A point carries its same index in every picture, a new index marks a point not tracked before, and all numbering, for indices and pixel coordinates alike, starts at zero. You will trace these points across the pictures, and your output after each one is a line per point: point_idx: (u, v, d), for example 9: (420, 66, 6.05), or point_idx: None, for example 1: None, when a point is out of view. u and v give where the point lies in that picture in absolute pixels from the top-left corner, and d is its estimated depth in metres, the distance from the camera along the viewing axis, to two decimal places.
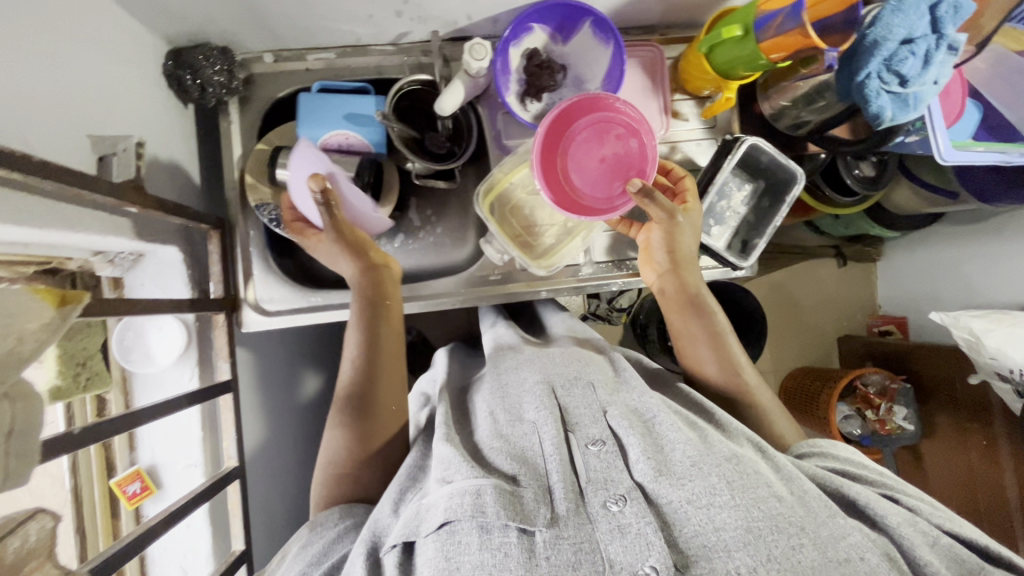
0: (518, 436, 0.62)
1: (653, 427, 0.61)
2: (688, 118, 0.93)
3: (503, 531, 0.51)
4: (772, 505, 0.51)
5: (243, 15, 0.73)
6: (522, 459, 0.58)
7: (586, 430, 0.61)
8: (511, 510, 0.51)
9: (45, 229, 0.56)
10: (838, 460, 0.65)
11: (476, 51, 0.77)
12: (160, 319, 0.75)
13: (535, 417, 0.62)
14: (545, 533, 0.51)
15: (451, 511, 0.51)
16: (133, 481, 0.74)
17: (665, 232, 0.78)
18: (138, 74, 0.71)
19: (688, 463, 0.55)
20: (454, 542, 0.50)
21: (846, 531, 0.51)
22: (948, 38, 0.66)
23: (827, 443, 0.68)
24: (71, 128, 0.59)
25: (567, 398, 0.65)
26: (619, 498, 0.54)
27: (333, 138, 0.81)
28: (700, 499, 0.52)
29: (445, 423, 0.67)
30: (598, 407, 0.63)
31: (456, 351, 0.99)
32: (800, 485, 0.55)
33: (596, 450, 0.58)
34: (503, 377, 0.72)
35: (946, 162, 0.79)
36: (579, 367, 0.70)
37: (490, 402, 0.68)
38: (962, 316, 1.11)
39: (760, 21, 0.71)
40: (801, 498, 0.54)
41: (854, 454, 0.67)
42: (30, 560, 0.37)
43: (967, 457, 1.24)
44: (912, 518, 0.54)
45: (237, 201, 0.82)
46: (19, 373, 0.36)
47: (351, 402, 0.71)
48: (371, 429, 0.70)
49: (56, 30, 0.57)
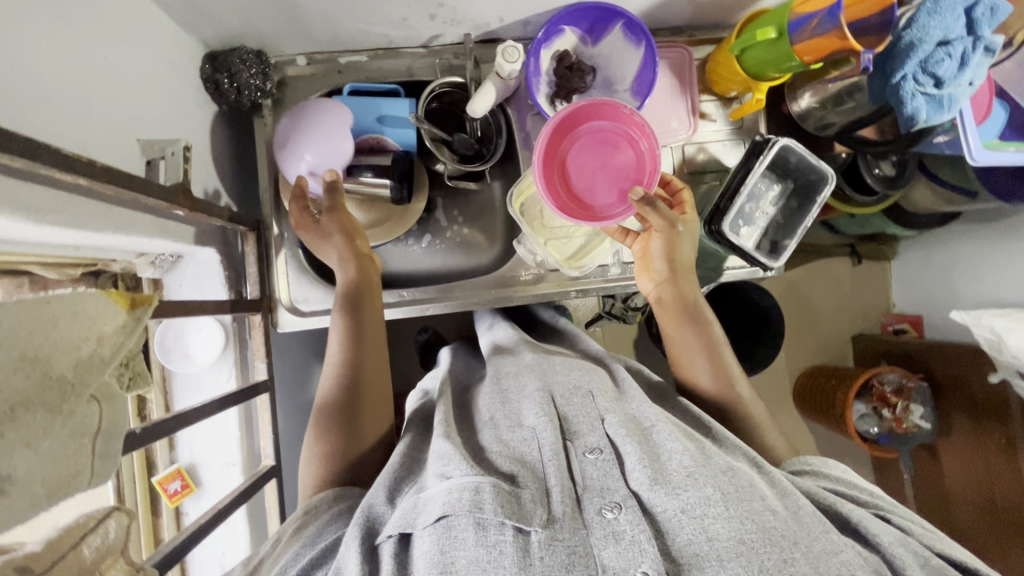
0: (517, 441, 0.62)
1: (651, 436, 0.61)
2: (715, 119, 0.94)
3: (499, 529, 0.51)
4: (766, 518, 0.50)
5: (281, 19, 0.74)
6: (520, 461, 0.59)
7: (584, 437, 0.61)
8: (508, 508, 0.52)
9: (99, 232, 0.56)
10: (832, 479, 0.63)
11: (509, 54, 0.78)
12: (199, 320, 0.76)
13: (535, 423, 0.63)
14: (540, 533, 0.51)
15: (449, 506, 0.52)
16: (174, 479, 0.75)
17: (665, 241, 0.79)
18: (179, 78, 0.72)
19: (683, 472, 0.55)
20: (451, 537, 0.50)
21: (838, 548, 0.50)
22: (984, 40, 0.66)
23: (822, 461, 0.67)
24: (121, 133, 0.59)
25: (567, 407, 0.65)
26: (615, 505, 0.53)
27: (366, 141, 0.83)
28: (694, 509, 0.51)
29: (445, 420, 0.68)
30: (597, 415, 0.64)
31: (456, 353, 1.00)
32: (796, 501, 0.54)
33: (593, 457, 0.59)
34: (503, 382, 0.74)
35: (976, 162, 0.79)
36: (579, 376, 0.71)
37: (491, 409, 0.70)
38: (983, 315, 1.12)
39: (795, 23, 0.71)
40: (795, 514, 0.53)
41: (849, 473, 0.66)
42: (108, 558, 0.38)
43: (985, 456, 1.25)
44: (904, 539, 0.54)
45: (271, 202, 0.83)
46: (100, 374, 0.37)
47: (335, 409, 0.69)
48: (362, 429, 0.69)
49: (108, 36, 0.58)
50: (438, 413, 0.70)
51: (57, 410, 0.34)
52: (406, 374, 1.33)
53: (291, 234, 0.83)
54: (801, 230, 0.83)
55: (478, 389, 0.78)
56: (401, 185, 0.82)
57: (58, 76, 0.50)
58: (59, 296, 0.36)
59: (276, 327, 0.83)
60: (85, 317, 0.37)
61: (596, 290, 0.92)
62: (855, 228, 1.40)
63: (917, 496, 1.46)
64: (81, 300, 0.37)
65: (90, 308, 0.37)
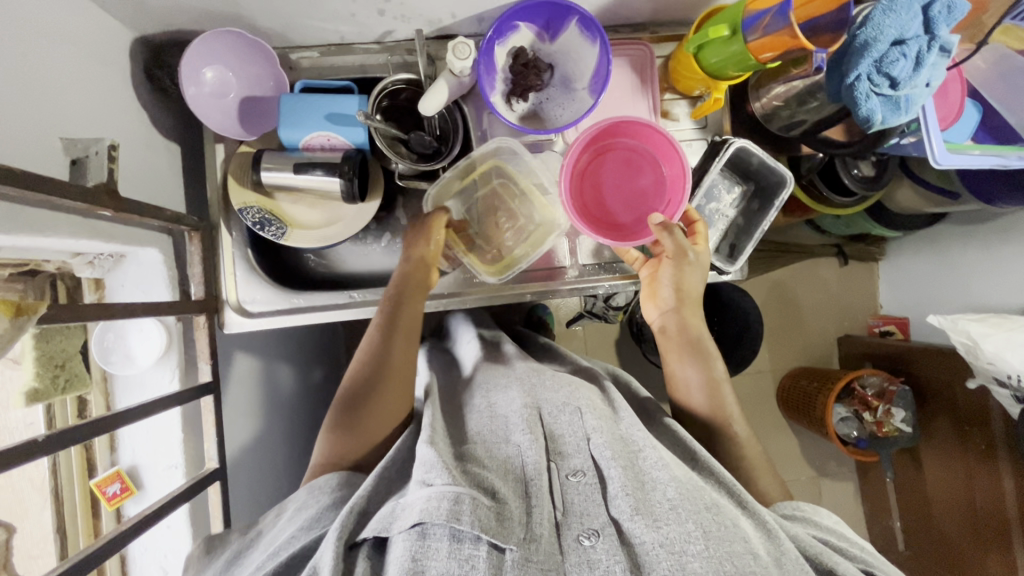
0: (501, 458, 0.62)
1: (637, 462, 0.59)
2: (679, 119, 0.92)
3: (473, 543, 0.50)
4: (745, 562, 0.49)
5: (223, 14, 0.72)
6: (504, 479, 0.59)
7: (569, 459, 0.60)
8: (486, 523, 0.51)
9: (15, 233, 0.55)
10: (822, 528, 0.62)
11: (459, 51, 0.76)
12: (140, 321, 0.74)
13: (520, 441, 0.63)
14: (514, 552, 0.50)
15: (426, 513, 0.51)
16: (113, 482, 0.75)
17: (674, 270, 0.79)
18: (114, 74, 0.71)
19: (666, 505, 0.53)
20: (424, 546, 0.50)
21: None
22: (940, 40, 0.64)
23: (813, 507, 0.65)
24: (43, 130, 0.58)
25: (554, 425, 0.65)
26: (592, 533, 0.53)
27: (315, 140, 0.80)
28: (673, 544, 0.50)
29: (432, 425, 0.69)
30: (583, 435, 0.63)
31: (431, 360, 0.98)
32: (782, 546, 0.53)
33: (576, 480, 0.58)
34: (491, 396, 0.73)
35: (940, 166, 0.77)
36: (569, 392, 0.69)
37: (481, 425, 0.69)
38: (960, 319, 1.09)
39: (748, 21, 0.69)
40: (778, 559, 0.51)
41: (839, 524, 0.64)
42: None
43: (966, 461, 1.22)
44: None
45: (221, 201, 0.82)
46: None
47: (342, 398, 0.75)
48: (357, 440, 0.72)
49: (27, 32, 0.57)
50: (426, 414, 0.72)
51: None
52: None
53: (241, 233, 0.83)
54: (759, 234, 0.81)
55: (466, 397, 0.79)
56: (351, 182, 0.78)
57: None
58: None
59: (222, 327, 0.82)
60: None
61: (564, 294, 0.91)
62: (840, 228, 1.37)
63: (898, 500, 1.44)
64: None
65: None
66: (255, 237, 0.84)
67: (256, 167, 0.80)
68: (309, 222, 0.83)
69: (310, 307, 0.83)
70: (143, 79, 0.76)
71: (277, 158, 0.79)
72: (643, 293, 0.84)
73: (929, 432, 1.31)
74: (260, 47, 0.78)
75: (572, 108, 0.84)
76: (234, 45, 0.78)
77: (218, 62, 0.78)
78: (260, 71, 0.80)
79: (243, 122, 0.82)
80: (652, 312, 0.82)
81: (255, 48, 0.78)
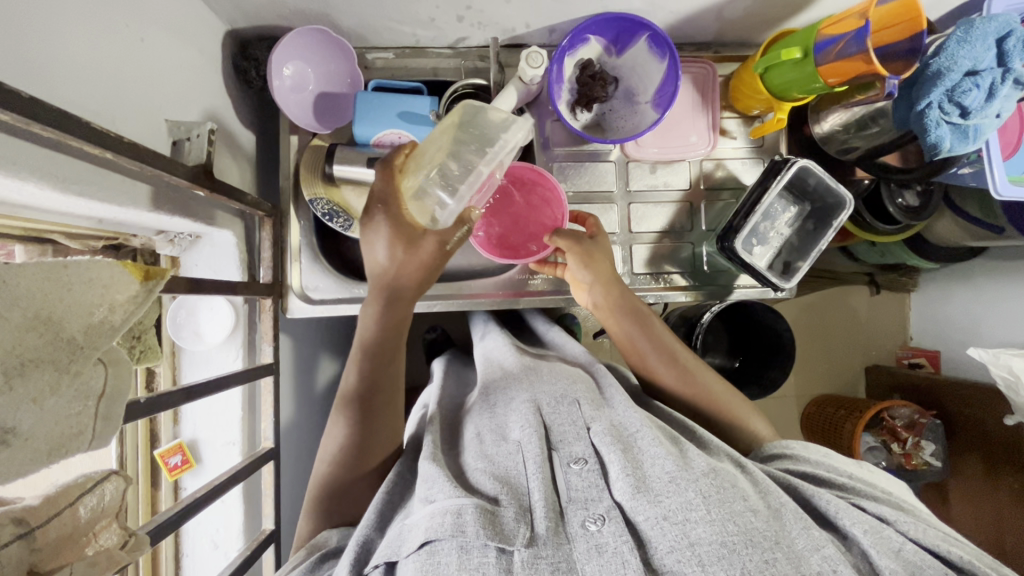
0: (501, 456, 0.60)
1: (634, 443, 0.59)
2: (735, 137, 0.93)
3: (482, 551, 0.49)
4: (747, 520, 0.49)
5: (313, 12, 0.76)
6: (505, 480, 0.57)
7: (570, 447, 0.59)
8: (491, 529, 0.50)
9: (122, 207, 0.59)
10: (810, 464, 0.62)
11: (532, 60, 0.78)
12: (211, 301, 0.79)
13: (520, 437, 0.61)
14: (523, 552, 0.49)
15: (432, 531, 0.50)
16: (175, 453, 0.79)
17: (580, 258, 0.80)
18: (208, 64, 0.75)
19: (666, 478, 0.53)
20: (434, 563, 0.48)
21: (817, 543, 0.49)
22: (1014, 72, 0.66)
23: (802, 444, 0.66)
24: (152, 113, 0.62)
25: (552, 416, 0.64)
26: (597, 517, 0.51)
27: (387, 137, 0.82)
28: (676, 515, 0.49)
29: (432, 441, 0.66)
30: (583, 424, 0.62)
31: (449, 363, 0.98)
32: (778, 498, 0.53)
33: (577, 468, 0.57)
34: (492, 399, 0.72)
35: (1000, 196, 0.78)
36: (565, 385, 0.69)
37: (479, 422, 0.68)
38: (1002, 353, 1.08)
39: (820, 45, 0.71)
40: (776, 511, 0.51)
41: (830, 456, 0.64)
42: (100, 519, 0.40)
43: (996, 499, 1.20)
44: (877, 527, 0.51)
45: (291, 192, 0.85)
46: (109, 341, 0.39)
47: (354, 401, 0.70)
48: (374, 433, 0.69)
49: (145, 22, 0.61)
50: (426, 437, 0.67)
51: (64, 370, 0.36)
52: (411, 371, 1.33)
53: (308, 222, 0.85)
54: (816, 252, 0.82)
55: (468, 406, 0.75)
56: None
57: (96, 55, 0.53)
58: (77, 261, 0.37)
59: (284, 312, 0.85)
60: (100, 284, 0.38)
61: None
62: (875, 256, 1.34)
63: None
64: (98, 266, 0.38)
65: (106, 276, 0.38)
66: (320, 226, 0.87)
67: (328, 160, 0.82)
68: None
69: None
70: (230, 70, 0.80)
71: (349, 153, 0.81)
72: (573, 286, 0.86)
73: (959, 467, 1.28)
74: (342, 43, 0.81)
75: (634, 120, 0.86)
76: (316, 41, 0.81)
77: (300, 56, 0.81)
78: (338, 68, 0.83)
79: (318, 114, 0.85)
80: (584, 297, 0.84)
81: (336, 44, 0.81)
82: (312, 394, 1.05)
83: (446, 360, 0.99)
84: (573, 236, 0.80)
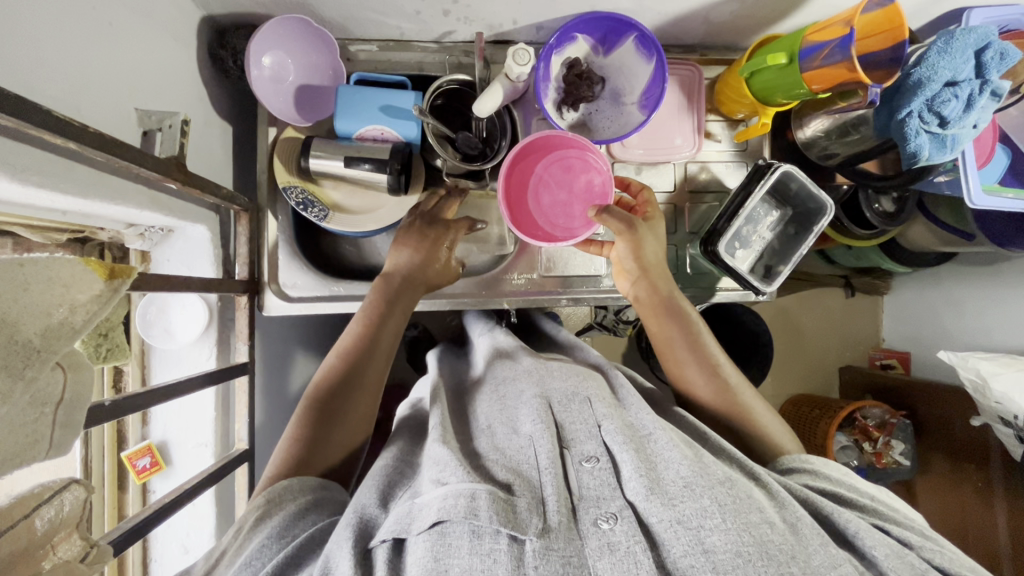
0: (513, 450, 0.59)
1: (648, 444, 0.57)
2: (719, 140, 0.94)
3: (494, 537, 0.47)
4: (763, 532, 0.47)
5: (294, 3, 0.74)
6: (517, 471, 0.55)
7: (581, 445, 0.57)
8: (504, 515, 0.48)
9: (90, 199, 0.56)
10: (830, 481, 0.60)
11: (519, 56, 0.75)
12: (183, 298, 0.77)
13: (531, 431, 0.59)
14: (535, 542, 0.47)
15: (445, 511, 0.48)
16: (144, 455, 0.78)
17: (631, 244, 0.78)
18: (183, 51, 0.72)
19: (680, 483, 0.51)
20: (444, 545, 0.47)
21: (835, 562, 0.47)
22: (992, 84, 0.67)
23: (820, 460, 0.64)
24: (122, 102, 0.59)
25: (563, 414, 0.62)
26: (610, 516, 0.50)
27: (369, 132, 0.80)
28: (690, 521, 0.48)
29: (441, 426, 0.64)
30: (594, 422, 0.60)
31: (443, 356, 0.95)
32: (795, 512, 0.51)
33: (590, 466, 0.55)
34: (502, 387, 0.71)
35: (975, 206, 0.80)
36: (576, 382, 0.67)
37: (490, 414, 0.67)
38: (971, 357, 1.11)
39: (806, 51, 0.72)
40: (793, 526, 0.50)
41: (848, 475, 0.63)
42: (60, 530, 0.39)
43: (962, 497, 1.23)
44: (901, 551, 0.50)
45: (268, 186, 0.83)
46: (68, 344, 0.37)
47: (314, 407, 0.69)
48: (326, 436, 0.67)
49: (117, 7, 0.58)
50: (433, 418, 0.66)
51: (20, 375, 0.34)
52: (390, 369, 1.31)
53: (286, 216, 0.83)
54: (795, 257, 0.83)
55: (476, 393, 0.75)
56: (398, 176, 0.79)
57: (61, 40, 0.50)
58: (34, 259, 0.35)
59: (260, 309, 0.83)
60: (59, 283, 0.36)
61: (588, 300, 0.92)
62: (850, 260, 1.36)
63: None
64: (57, 265, 0.36)
65: (65, 275, 0.37)
66: (298, 220, 0.84)
67: (304, 153, 0.80)
68: (352, 208, 0.84)
69: (353, 295, 0.83)
70: (206, 59, 0.78)
71: (327, 147, 0.80)
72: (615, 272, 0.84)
73: (927, 466, 1.32)
74: (325, 32, 0.78)
75: (621, 121, 0.85)
76: (296, 30, 0.78)
77: (279, 44, 0.78)
78: (320, 59, 0.80)
79: (300, 104, 0.83)
80: (625, 285, 0.82)
81: (319, 34, 0.79)
82: (285, 394, 1.02)
83: (439, 354, 0.94)
84: (625, 219, 0.77)
